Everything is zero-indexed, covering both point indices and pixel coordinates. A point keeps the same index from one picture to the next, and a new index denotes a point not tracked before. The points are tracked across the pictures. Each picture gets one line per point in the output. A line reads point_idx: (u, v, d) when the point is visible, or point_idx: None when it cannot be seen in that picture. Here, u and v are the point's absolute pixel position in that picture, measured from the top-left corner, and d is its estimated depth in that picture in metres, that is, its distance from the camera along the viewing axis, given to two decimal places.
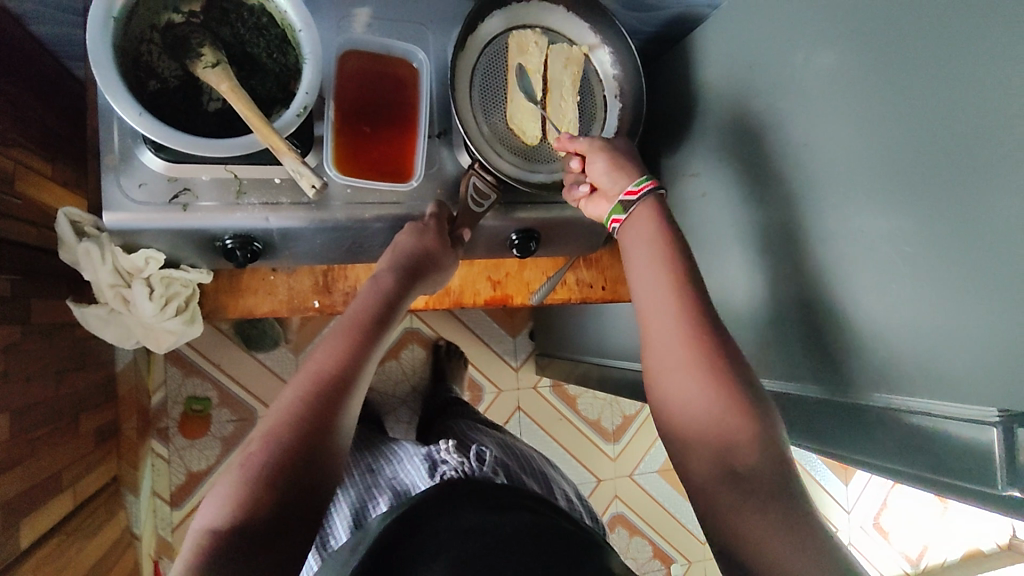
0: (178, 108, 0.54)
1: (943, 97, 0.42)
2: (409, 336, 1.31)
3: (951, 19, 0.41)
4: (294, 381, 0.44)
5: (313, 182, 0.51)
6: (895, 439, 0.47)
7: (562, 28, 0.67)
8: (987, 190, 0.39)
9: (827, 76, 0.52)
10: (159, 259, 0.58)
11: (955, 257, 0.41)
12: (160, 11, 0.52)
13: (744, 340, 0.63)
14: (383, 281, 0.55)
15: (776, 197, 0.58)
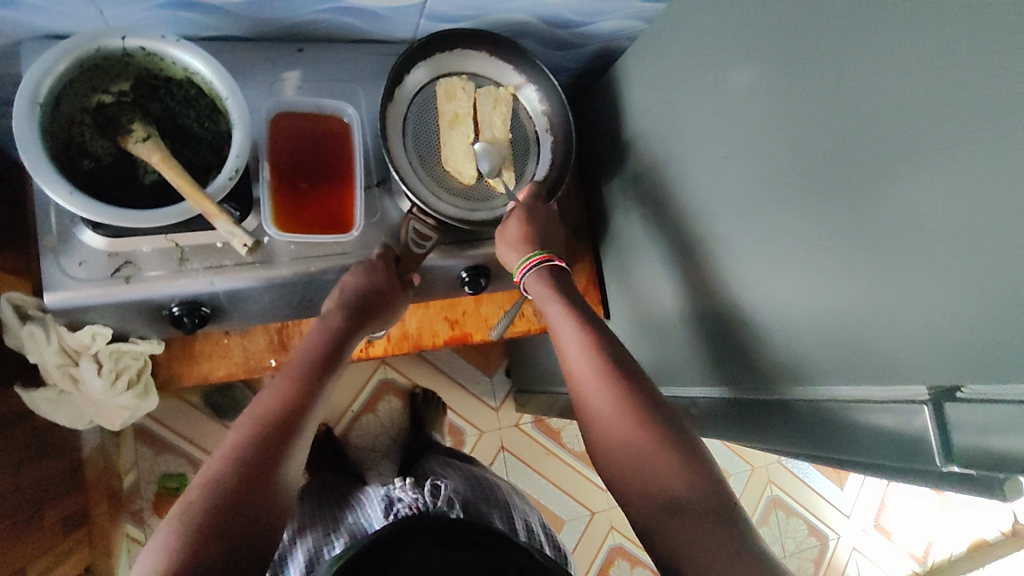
0: (113, 183, 0.54)
1: (836, 98, 0.45)
2: (384, 387, 1.31)
3: (832, 28, 0.45)
4: (236, 426, 0.45)
5: (246, 242, 0.56)
6: (846, 428, 0.48)
7: (488, 71, 0.70)
8: (885, 179, 0.41)
9: (735, 91, 0.56)
10: (106, 334, 0.59)
11: (870, 245, 0.43)
12: (89, 94, 0.54)
13: (700, 349, 0.65)
14: (331, 321, 0.56)
15: (709, 208, 0.61)
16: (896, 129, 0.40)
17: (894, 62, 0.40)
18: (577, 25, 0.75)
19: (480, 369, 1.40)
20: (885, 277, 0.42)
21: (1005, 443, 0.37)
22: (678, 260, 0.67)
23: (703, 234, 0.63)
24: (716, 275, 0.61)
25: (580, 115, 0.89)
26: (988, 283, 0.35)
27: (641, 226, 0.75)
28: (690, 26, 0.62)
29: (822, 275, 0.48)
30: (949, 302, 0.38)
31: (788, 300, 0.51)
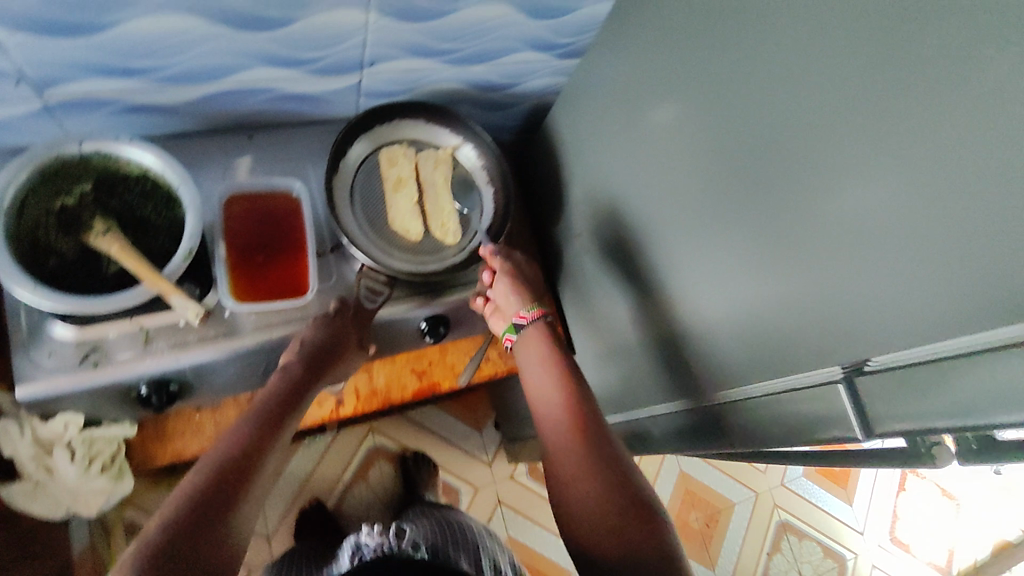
0: (78, 277, 0.58)
1: (738, 116, 0.51)
2: (374, 454, 1.31)
3: (724, 59, 0.51)
4: (194, 471, 0.48)
5: (198, 312, 0.60)
6: (797, 417, 0.51)
7: (425, 137, 0.76)
8: (790, 177, 0.46)
9: (659, 124, 0.62)
10: (78, 421, 0.61)
11: (785, 241, 0.48)
12: (53, 197, 0.58)
13: (665, 364, 0.68)
14: (290, 370, 0.59)
15: (654, 229, 0.66)
16: (789, 136, 0.46)
17: (775, 80, 0.46)
18: (508, 86, 0.82)
19: (469, 424, 1.40)
20: (801, 271, 0.46)
21: (914, 406, 0.41)
22: (635, 283, 0.72)
23: (653, 254, 0.67)
24: (668, 291, 0.65)
25: (527, 167, 0.95)
26: (880, 262, 0.40)
27: (593, 259, 0.80)
28: (611, 74, 0.69)
29: (750, 277, 0.52)
30: (852, 285, 0.42)
31: (730, 303, 0.55)
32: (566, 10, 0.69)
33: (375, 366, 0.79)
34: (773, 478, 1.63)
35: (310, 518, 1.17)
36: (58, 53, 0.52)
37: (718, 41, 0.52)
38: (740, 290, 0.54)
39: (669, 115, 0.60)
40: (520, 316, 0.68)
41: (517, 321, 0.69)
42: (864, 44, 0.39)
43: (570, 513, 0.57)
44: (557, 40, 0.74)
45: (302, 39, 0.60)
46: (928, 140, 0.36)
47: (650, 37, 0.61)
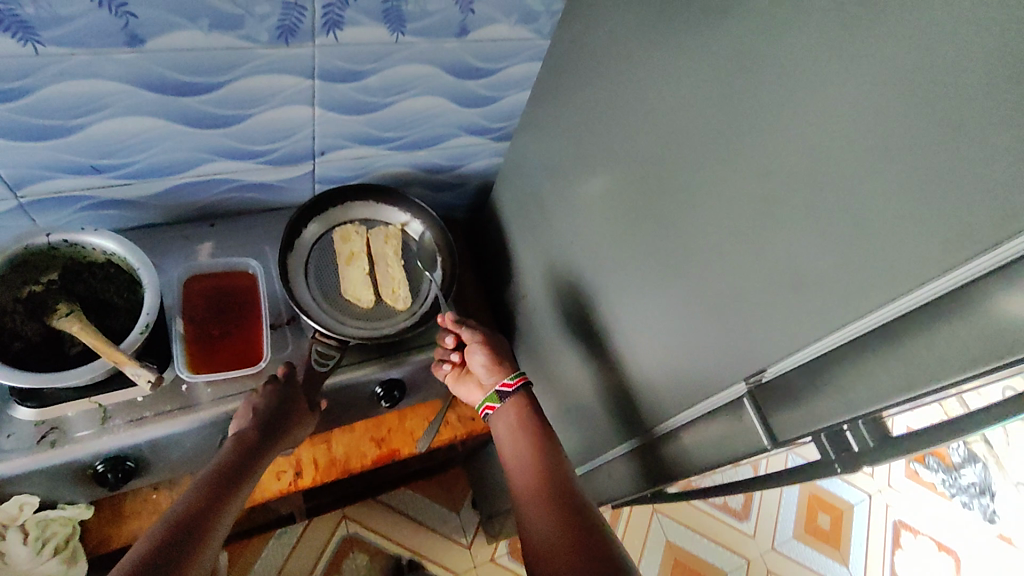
0: (42, 358, 0.61)
1: (649, 167, 0.59)
2: (348, 543, 1.27)
3: (630, 123, 0.60)
4: (138, 543, 0.48)
5: (150, 376, 0.61)
6: (732, 429, 0.55)
7: (374, 215, 0.82)
8: (694, 212, 0.53)
9: (585, 185, 0.70)
10: (33, 502, 0.62)
11: (701, 266, 0.54)
12: (21, 285, 0.62)
13: (620, 403, 0.72)
14: (246, 436, 0.61)
15: (594, 278, 0.72)
16: (690, 176, 0.53)
17: (671, 134, 0.55)
18: (453, 168, 0.91)
19: (446, 506, 1.37)
20: (712, 296, 0.53)
21: (806, 409, 0.47)
22: (582, 332, 0.77)
23: (593, 303, 0.73)
24: (613, 333, 0.70)
25: (477, 241, 1.02)
26: (765, 277, 0.47)
27: (543, 318, 0.86)
28: (541, 149, 0.78)
29: (675, 309, 0.59)
30: (751, 301, 0.49)
31: (663, 336, 0.62)
32: (496, 99, 0.79)
33: (334, 437, 0.81)
34: (763, 542, 1.59)
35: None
36: (32, 155, 0.59)
37: (623, 111, 0.61)
38: (669, 323, 0.60)
39: (593, 177, 0.68)
40: (504, 385, 0.72)
41: (500, 389, 0.72)
42: (725, 99, 0.48)
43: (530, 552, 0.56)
44: (491, 124, 0.84)
45: (257, 134, 0.68)
46: (779, 171, 0.44)
47: (570, 113, 0.70)
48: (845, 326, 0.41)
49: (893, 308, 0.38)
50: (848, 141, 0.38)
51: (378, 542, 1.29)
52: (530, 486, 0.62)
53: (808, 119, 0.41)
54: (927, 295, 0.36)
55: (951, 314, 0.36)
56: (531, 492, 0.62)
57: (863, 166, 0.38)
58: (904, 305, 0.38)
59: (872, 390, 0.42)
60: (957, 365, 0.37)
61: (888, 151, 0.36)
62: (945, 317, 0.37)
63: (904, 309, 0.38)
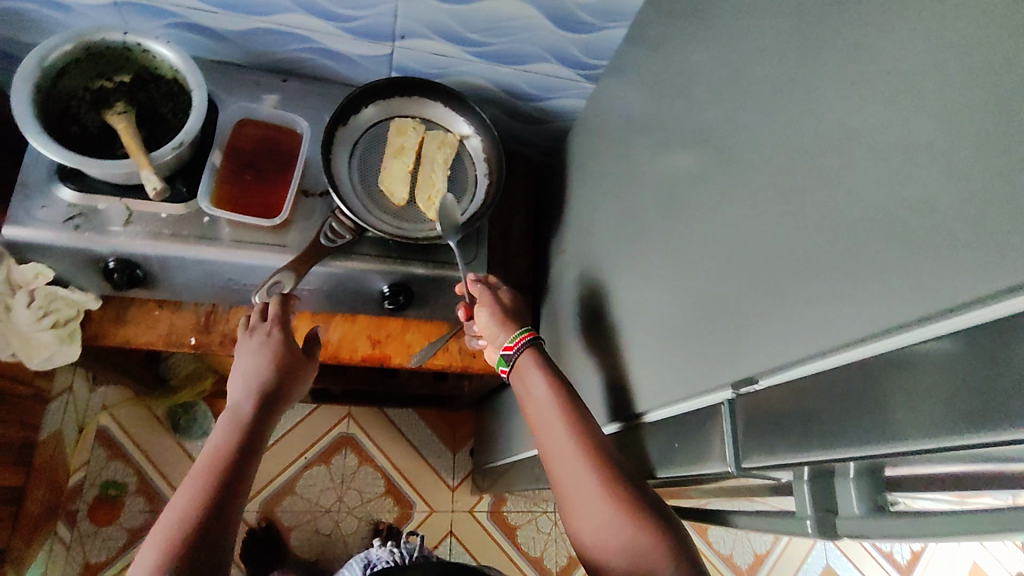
0: (92, 148, 0.66)
1: (720, 121, 0.51)
2: (342, 441, 1.30)
3: (717, 70, 0.52)
4: (155, 529, 0.50)
5: (155, 184, 0.62)
6: (705, 436, 0.47)
7: (438, 119, 0.80)
8: (750, 178, 0.45)
9: (652, 137, 0.63)
10: (48, 275, 0.66)
11: (736, 243, 0.46)
12: (94, 77, 0.66)
13: (614, 381, 0.65)
14: (244, 405, 0.62)
15: (630, 240, 0.65)
16: (757, 135, 0.45)
17: (754, 85, 0.46)
18: (536, 99, 0.86)
19: (445, 444, 1.37)
20: (736, 281, 0.45)
21: (776, 437, 0.40)
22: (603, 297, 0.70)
23: (622, 267, 0.66)
24: (629, 304, 0.63)
25: (544, 186, 0.96)
26: (796, 267, 0.39)
27: (572, 277, 0.80)
28: (624, 94, 0.71)
29: (692, 289, 0.52)
30: (773, 295, 0.41)
31: (668, 317, 0.54)
32: (599, 30, 0.73)
33: (334, 321, 0.80)
34: None
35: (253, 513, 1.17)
36: None
37: (710, 55, 0.53)
38: (681, 305, 0.53)
39: (661, 129, 0.61)
40: (506, 347, 0.68)
41: (504, 352, 0.68)
42: (817, 50, 0.40)
43: (571, 510, 0.56)
44: (584, 60, 0.78)
45: None
46: (848, 142, 0.36)
47: (662, 56, 0.63)
48: (855, 346, 0.34)
49: (918, 337, 0.31)
50: (938, 113, 0.31)
51: (369, 450, 1.31)
52: (565, 461, 0.57)
53: (902, 79, 0.33)
54: (953, 329, 0.29)
55: (975, 353, 0.28)
56: (564, 463, 0.57)
57: (947, 146, 0.30)
58: (928, 335, 0.30)
59: (852, 430, 0.34)
60: (962, 416, 0.28)
61: (985, 130, 0.28)
62: (967, 355, 0.28)
63: (926, 339, 0.30)
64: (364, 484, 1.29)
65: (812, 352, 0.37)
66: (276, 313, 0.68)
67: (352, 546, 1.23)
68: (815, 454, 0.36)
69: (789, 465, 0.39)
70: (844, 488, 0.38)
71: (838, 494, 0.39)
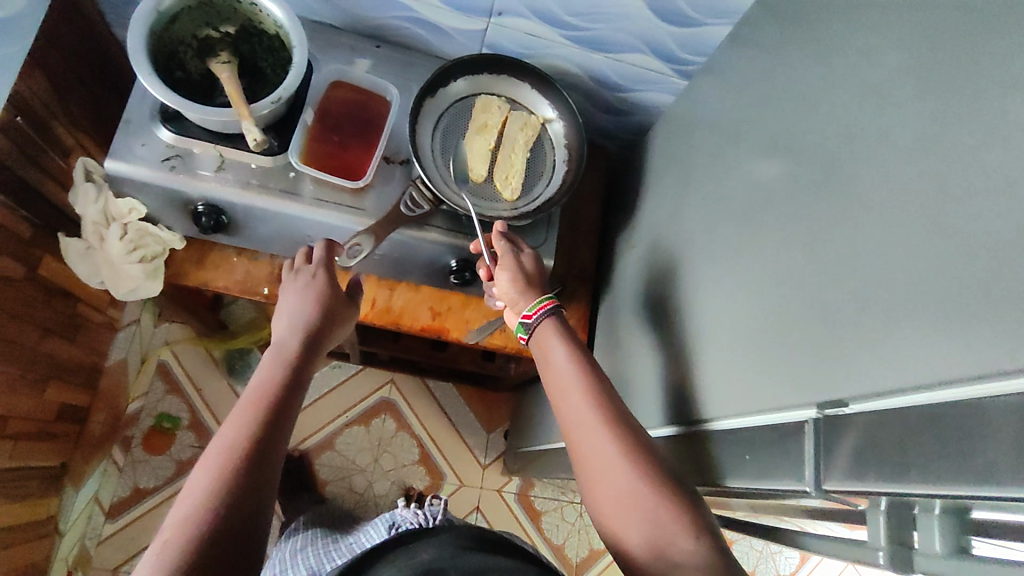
0: (194, 94, 0.68)
1: (828, 132, 0.48)
2: (383, 406, 1.33)
3: (830, 78, 0.50)
4: (204, 457, 0.53)
5: (256, 137, 0.64)
6: (778, 450, 0.46)
7: (523, 100, 0.79)
8: (857, 195, 0.44)
9: (746, 143, 0.61)
10: (140, 212, 0.69)
11: (834, 259, 0.44)
12: (202, 26, 0.68)
13: (676, 384, 0.64)
14: (287, 341, 0.64)
15: (710, 243, 0.63)
16: (871, 151, 0.43)
17: (873, 97, 0.44)
18: (622, 89, 0.85)
19: (481, 422, 1.38)
20: (830, 298, 0.44)
21: (867, 463, 0.38)
22: (672, 297, 0.69)
23: (697, 270, 0.65)
24: (701, 308, 0.62)
25: (617, 179, 0.95)
26: (903, 292, 0.38)
27: (638, 273, 0.79)
28: (718, 93, 0.69)
29: (777, 301, 0.50)
30: (868, 317, 0.40)
31: (748, 328, 0.53)
32: (699, 24, 0.71)
33: (399, 289, 0.82)
34: None
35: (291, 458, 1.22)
36: None
37: (820, 62, 0.51)
38: (763, 317, 0.51)
39: (757, 133, 0.59)
40: (526, 316, 0.67)
41: (524, 321, 0.67)
42: (947, 67, 0.38)
43: (592, 489, 0.55)
44: (678, 53, 0.76)
45: None
46: (977, 167, 0.34)
47: (766, 57, 0.61)
48: (970, 384, 0.32)
49: None
50: None
51: (408, 418, 1.34)
52: (587, 438, 0.56)
53: None
54: None
55: None
56: (586, 441, 0.56)
57: None
58: None
59: (958, 467, 0.32)
60: None
61: None
62: None
63: None
64: (400, 450, 1.32)
65: (911, 382, 0.36)
66: (322, 255, 0.70)
67: (381, 507, 1.27)
68: (904, 486, 0.35)
69: (878, 494, 0.37)
70: (926, 529, 0.37)
71: (919, 533, 0.38)
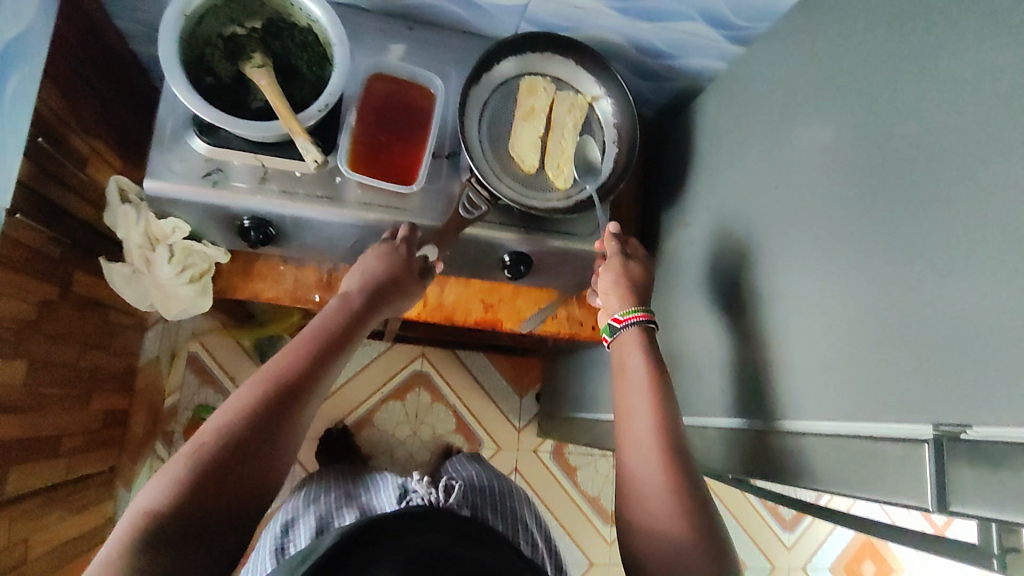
0: (227, 100, 0.63)
1: (934, 133, 0.47)
2: (416, 378, 1.34)
3: (932, 71, 0.48)
4: (251, 381, 0.55)
5: (317, 158, 0.62)
6: (884, 460, 0.46)
7: (569, 79, 0.75)
8: (975, 206, 0.42)
9: (819, 128, 0.59)
10: (184, 229, 0.66)
11: (946, 273, 0.44)
12: (228, 23, 0.63)
13: (747, 375, 0.64)
14: (351, 300, 0.65)
15: (783, 233, 0.62)
16: (991, 159, 0.42)
17: (995, 101, 0.42)
18: (668, 57, 0.80)
19: (513, 387, 1.40)
20: (943, 314, 0.43)
21: (997, 488, 0.39)
22: (738, 285, 0.68)
23: (767, 259, 0.64)
24: (774, 300, 0.62)
25: (656, 148, 0.92)
26: None
27: (695, 255, 0.78)
28: (782, 69, 0.66)
29: (874, 306, 0.49)
30: (991, 338, 0.40)
31: (840, 331, 0.53)
32: None
33: (449, 284, 0.80)
34: (795, 558, 1.48)
35: (332, 438, 1.20)
36: None
37: (924, 51, 0.49)
38: (857, 320, 0.51)
39: (837, 120, 0.57)
40: (616, 319, 0.68)
41: (613, 322, 0.68)
42: None
43: (625, 457, 0.59)
44: (732, 19, 0.72)
45: None
46: None
47: (844, 35, 0.57)
48: None
49: None
50: None
51: (441, 388, 1.36)
52: (637, 417, 0.60)
53: None
54: None
55: None
56: (636, 415, 0.60)
57: None
58: None
59: None
60: None
61: None
62: None
63: None
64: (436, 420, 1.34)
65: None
66: (406, 235, 0.68)
67: None
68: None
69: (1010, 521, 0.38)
70: None
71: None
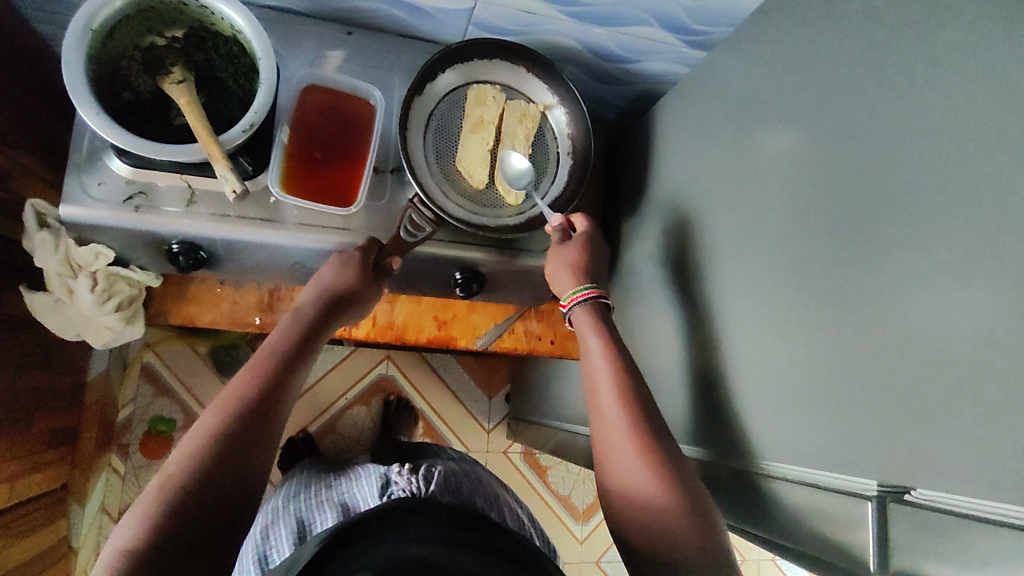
0: (146, 117, 0.58)
1: (877, 166, 0.44)
2: (382, 381, 1.32)
3: (877, 99, 0.45)
4: (212, 408, 0.52)
5: (236, 187, 0.57)
6: (828, 512, 0.45)
7: (519, 86, 0.71)
8: (912, 249, 0.40)
9: (770, 148, 0.56)
10: (109, 256, 0.63)
11: (882, 318, 0.42)
12: (144, 33, 0.58)
13: (699, 400, 0.63)
14: (303, 313, 0.62)
15: (732, 255, 0.60)
16: (930, 201, 0.39)
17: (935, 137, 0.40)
18: (625, 61, 0.77)
19: (481, 388, 1.38)
20: (881, 360, 0.41)
21: (928, 547, 0.38)
22: (690, 306, 0.66)
23: (717, 281, 0.62)
24: (723, 324, 0.60)
25: (616, 153, 0.89)
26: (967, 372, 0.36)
27: (652, 269, 0.76)
28: (736, 81, 0.63)
29: (816, 340, 0.47)
30: (924, 393, 0.38)
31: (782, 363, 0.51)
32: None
33: (399, 301, 0.78)
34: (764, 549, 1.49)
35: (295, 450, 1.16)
36: None
37: (872, 75, 0.46)
38: (799, 354, 0.49)
39: (787, 141, 0.54)
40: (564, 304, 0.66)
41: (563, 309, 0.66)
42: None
43: (604, 454, 0.54)
44: (688, 24, 0.68)
45: None
46: None
47: (795, 51, 0.54)
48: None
49: None
50: None
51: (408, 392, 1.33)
52: (606, 408, 0.56)
53: None
54: None
55: None
56: (604, 406, 0.57)
57: None
58: None
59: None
60: None
61: None
62: None
63: None
64: None
65: (994, 490, 0.34)
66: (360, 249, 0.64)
67: None
68: None
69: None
70: None
71: None
